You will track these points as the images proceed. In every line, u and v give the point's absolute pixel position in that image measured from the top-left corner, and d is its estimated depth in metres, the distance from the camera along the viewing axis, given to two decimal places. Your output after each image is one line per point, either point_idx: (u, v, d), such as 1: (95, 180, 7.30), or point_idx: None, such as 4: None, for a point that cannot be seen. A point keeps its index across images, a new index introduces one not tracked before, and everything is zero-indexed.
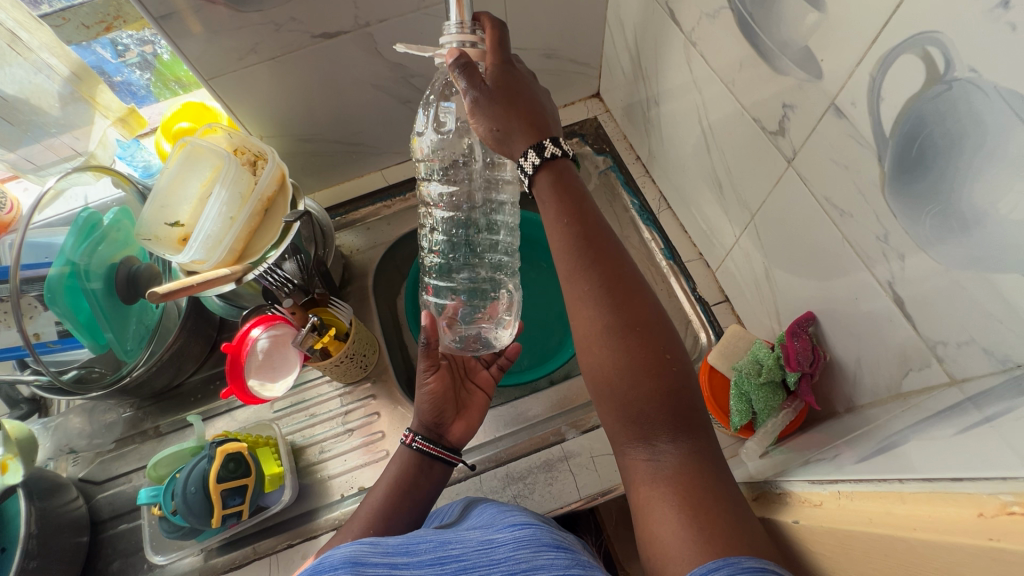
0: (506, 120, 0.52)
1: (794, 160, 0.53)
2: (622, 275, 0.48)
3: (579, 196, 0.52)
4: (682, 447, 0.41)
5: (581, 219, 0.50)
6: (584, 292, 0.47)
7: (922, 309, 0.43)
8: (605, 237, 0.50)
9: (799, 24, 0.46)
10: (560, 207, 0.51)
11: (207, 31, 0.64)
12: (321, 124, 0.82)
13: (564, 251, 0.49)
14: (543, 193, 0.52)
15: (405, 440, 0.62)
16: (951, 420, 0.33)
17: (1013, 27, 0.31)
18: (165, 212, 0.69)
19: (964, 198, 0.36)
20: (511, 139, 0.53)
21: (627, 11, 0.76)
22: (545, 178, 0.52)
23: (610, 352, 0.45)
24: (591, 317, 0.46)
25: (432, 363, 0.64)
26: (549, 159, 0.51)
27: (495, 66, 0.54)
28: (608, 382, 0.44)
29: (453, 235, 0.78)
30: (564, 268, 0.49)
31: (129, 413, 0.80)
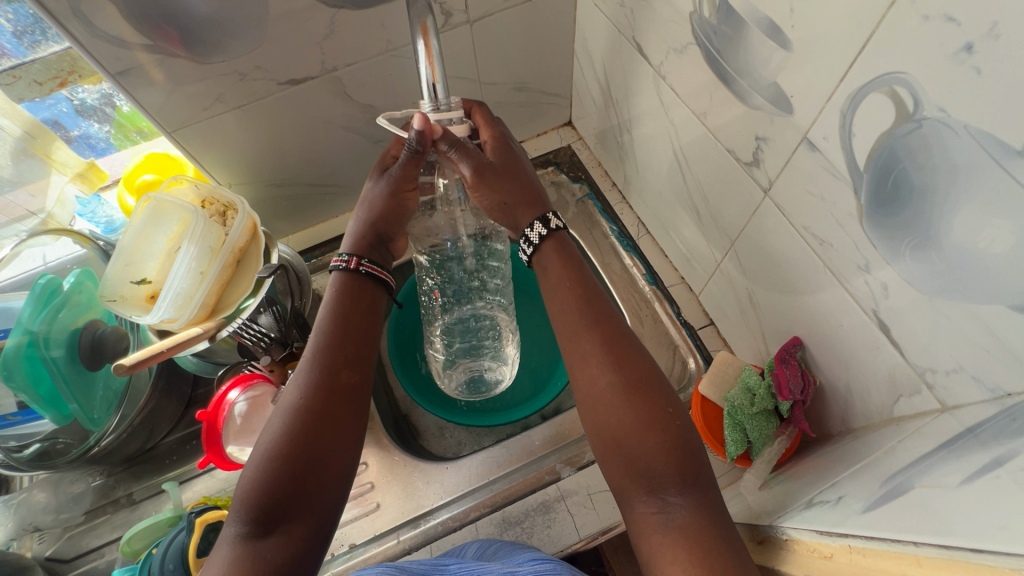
0: (510, 197, 0.57)
1: (770, 191, 0.53)
2: (620, 333, 0.49)
3: (575, 263, 0.55)
4: (691, 500, 0.41)
5: (579, 282, 0.53)
6: (586, 350, 0.49)
7: (909, 337, 0.44)
8: (601, 298, 0.52)
9: (766, 62, 0.47)
10: (561, 273, 0.54)
11: (169, 80, 0.62)
12: (293, 168, 0.80)
13: (568, 313, 0.51)
14: (550, 261, 0.55)
15: (349, 264, 0.61)
16: (953, 460, 0.33)
17: (978, 71, 0.31)
18: (131, 269, 0.66)
19: (942, 232, 0.37)
20: (515, 211, 0.57)
21: (595, 44, 0.77)
22: (549, 248, 0.55)
23: (616, 408, 0.45)
24: (594, 374, 0.47)
25: (400, 179, 0.65)
26: (553, 230, 0.56)
27: (497, 142, 0.60)
28: (614, 439, 0.44)
29: (453, 281, 0.86)
30: (567, 329, 0.51)
31: (99, 481, 0.75)
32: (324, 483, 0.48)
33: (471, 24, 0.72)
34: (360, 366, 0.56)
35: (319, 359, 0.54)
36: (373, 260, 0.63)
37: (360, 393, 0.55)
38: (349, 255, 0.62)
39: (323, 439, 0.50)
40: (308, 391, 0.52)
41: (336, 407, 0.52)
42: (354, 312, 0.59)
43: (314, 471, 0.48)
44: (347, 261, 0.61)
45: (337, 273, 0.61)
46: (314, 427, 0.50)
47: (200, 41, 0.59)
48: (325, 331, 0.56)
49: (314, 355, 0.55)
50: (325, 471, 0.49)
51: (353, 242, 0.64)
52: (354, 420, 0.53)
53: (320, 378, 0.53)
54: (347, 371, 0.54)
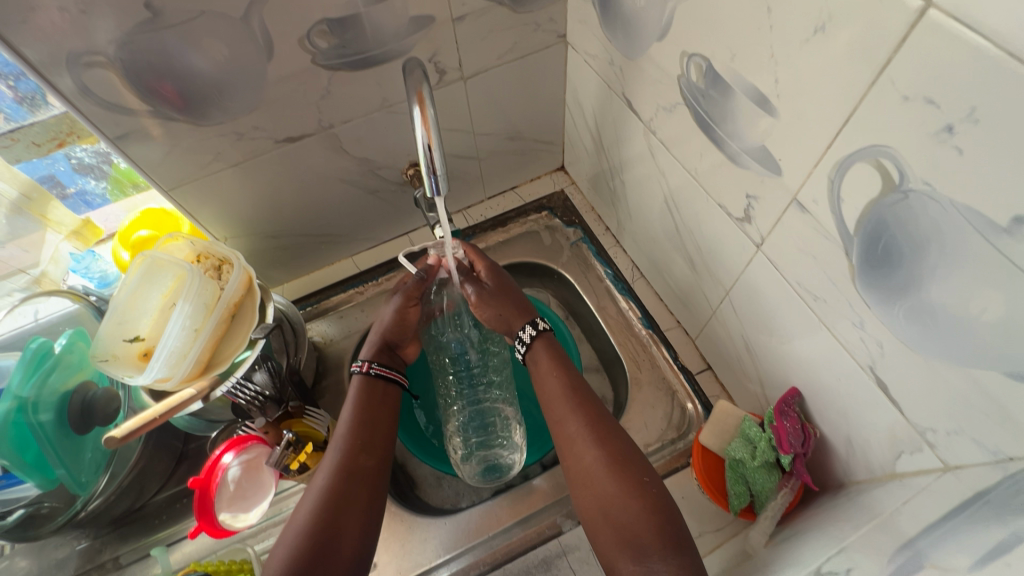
0: (504, 309, 0.74)
1: (762, 246, 0.54)
2: (600, 417, 0.62)
3: (562, 357, 0.70)
4: (671, 563, 0.49)
5: (566, 372, 0.67)
6: (574, 433, 0.61)
7: (907, 395, 0.44)
8: (587, 391, 0.65)
9: (753, 127, 0.48)
10: (550, 364, 0.69)
11: (167, 141, 0.62)
12: (289, 219, 0.80)
13: (557, 401, 0.65)
14: (540, 356, 0.70)
15: (362, 368, 0.70)
16: (964, 535, 0.32)
17: (959, 150, 0.32)
18: (124, 327, 0.66)
19: (935, 298, 0.37)
20: (509, 320, 0.74)
21: (585, 96, 0.79)
22: (541, 345, 0.71)
23: (603, 482, 0.57)
24: (582, 454, 0.60)
25: (408, 297, 0.76)
26: (542, 330, 0.72)
27: (490, 267, 0.77)
28: (602, 511, 0.55)
29: (461, 370, 0.83)
30: (562, 420, 0.63)
31: (85, 544, 0.71)
32: (342, 559, 0.54)
33: (465, 80, 0.74)
34: (377, 450, 0.63)
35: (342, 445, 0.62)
36: (383, 362, 0.71)
37: (374, 476, 0.61)
38: (364, 360, 0.70)
39: (342, 519, 0.56)
40: (332, 471, 0.59)
41: (354, 489, 0.58)
42: (372, 404, 0.66)
43: (332, 550, 0.53)
44: (361, 365, 0.70)
45: (358, 375, 0.69)
46: (334, 508, 0.56)
47: (200, 105, 0.60)
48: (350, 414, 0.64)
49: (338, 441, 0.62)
50: (342, 550, 0.54)
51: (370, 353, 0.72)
52: (371, 498, 0.59)
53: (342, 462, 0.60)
54: (365, 455, 0.61)
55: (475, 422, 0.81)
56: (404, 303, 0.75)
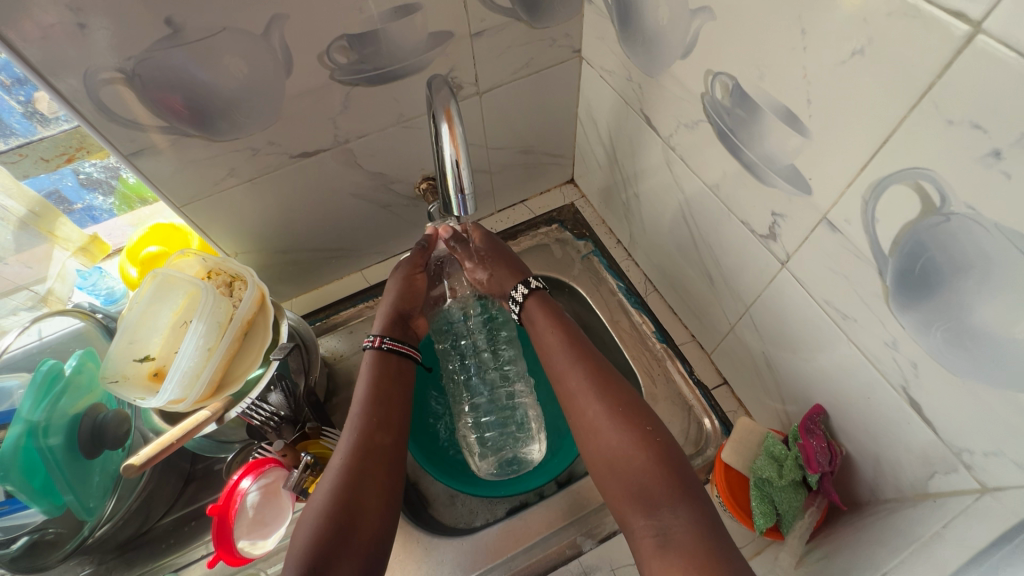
0: (498, 270, 0.79)
1: (788, 263, 0.54)
2: (602, 372, 0.64)
3: (561, 317, 0.72)
4: (682, 514, 0.51)
5: (566, 332, 0.69)
6: (576, 391, 0.63)
7: (942, 416, 0.44)
8: (587, 349, 0.66)
9: (781, 146, 0.48)
10: (551, 326, 0.70)
11: (180, 155, 0.61)
12: (300, 233, 0.79)
13: (561, 362, 0.66)
14: (534, 313, 0.73)
15: (375, 343, 0.70)
16: None
17: (1007, 175, 0.32)
18: (134, 347, 0.64)
19: (976, 320, 0.37)
20: (502, 280, 0.80)
21: (599, 110, 0.79)
22: (534, 303, 0.73)
23: (607, 435, 0.58)
24: (585, 409, 0.61)
25: (412, 266, 0.81)
26: (534, 289, 0.74)
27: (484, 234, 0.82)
28: (609, 463, 0.57)
29: (474, 367, 0.84)
30: (569, 382, 0.64)
31: (88, 571, 0.68)
32: (364, 534, 0.54)
33: (480, 95, 0.74)
34: (391, 427, 0.63)
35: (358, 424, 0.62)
36: (395, 337, 0.72)
37: (391, 453, 0.61)
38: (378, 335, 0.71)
39: (361, 494, 0.56)
40: (349, 450, 0.58)
41: (373, 466, 0.58)
42: (384, 383, 0.66)
43: (354, 525, 0.54)
44: (375, 340, 0.70)
45: (373, 351, 0.70)
46: (353, 484, 0.56)
47: (215, 121, 0.59)
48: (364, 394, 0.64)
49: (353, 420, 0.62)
50: (365, 523, 0.54)
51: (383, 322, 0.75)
52: (390, 476, 0.59)
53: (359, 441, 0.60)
54: (381, 433, 0.61)
55: (490, 413, 0.81)
56: (410, 272, 0.80)
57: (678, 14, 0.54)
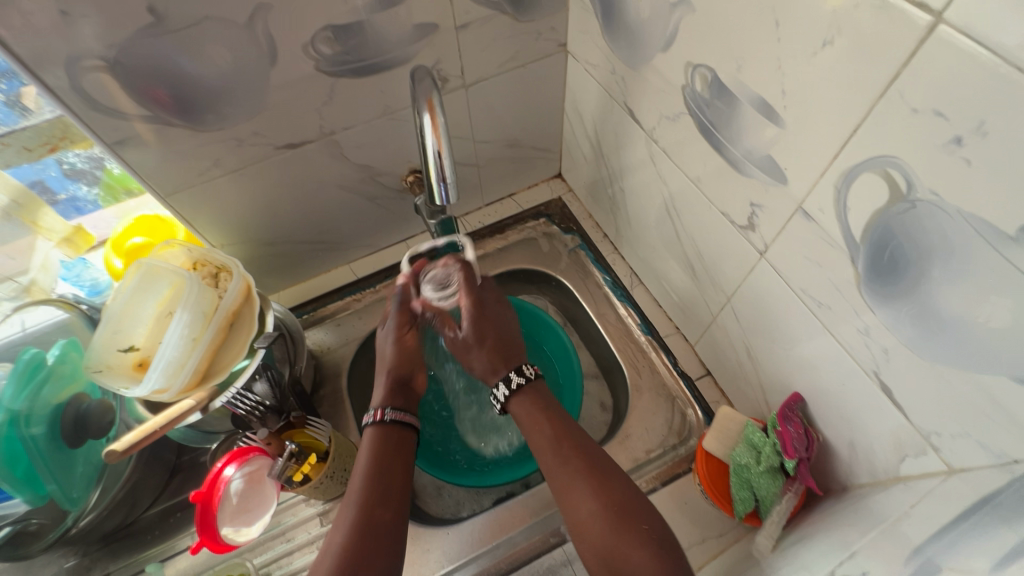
0: (484, 361, 0.68)
1: (766, 253, 0.55)
2: (594, 460, 0.58)
3: (549, 400, 0.65)
4: None
5: (554, 414, 0.63)
6: (567, 479, 0.57)
7: (912, 400, 0.45)
8: (576, 431, 0.61)
9: (758, 136, 0.49)
10: (541, 408, 0.63)
11: (165, 145, 0.61)
12: (287, 226, 0.79)
13: (550, 446, 0.60)
14: (523, 404, 0.64)
15: (376, 416, 0.61)
16: (983, 538, 0.32)
17: (968, 161, 0.33)
18: (118, 337, 0.64)
19: (941, 304, 0.38)
20: (488, 371, 0.68)
21: (585, 104, 0.80)
22: (525, 398, 0.64)
23: (600, 530, 0.53)
24: (577, 500, 0.56)
25: (397, 325, 0.70)
26: (519, 387, 0.65)
27: (473, 305, 0.70)
28: (604, 560, 0.52)
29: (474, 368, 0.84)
30: (548, 454, 0.60)
31: (73, 562, 0.69)
32: None
33: (466, 88, 0.74)
34: (394, 499, 0.56)
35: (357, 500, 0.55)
36: (398, 406, 0.63)
37: (393, 533, 0.54)
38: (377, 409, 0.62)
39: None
40: (347, 531, 0.52)
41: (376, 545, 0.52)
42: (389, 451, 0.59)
43: None
44: (375, 413, 0.62)
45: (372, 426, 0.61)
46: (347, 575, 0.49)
47: (200, 111, 0.59)
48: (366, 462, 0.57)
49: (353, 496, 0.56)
50: None
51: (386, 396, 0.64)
52: (390, 561, 0.52)
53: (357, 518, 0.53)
54: (382, 508, 0.54)
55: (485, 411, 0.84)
56: (398, 330, 0.70)
57: (659, 6, 0.55)
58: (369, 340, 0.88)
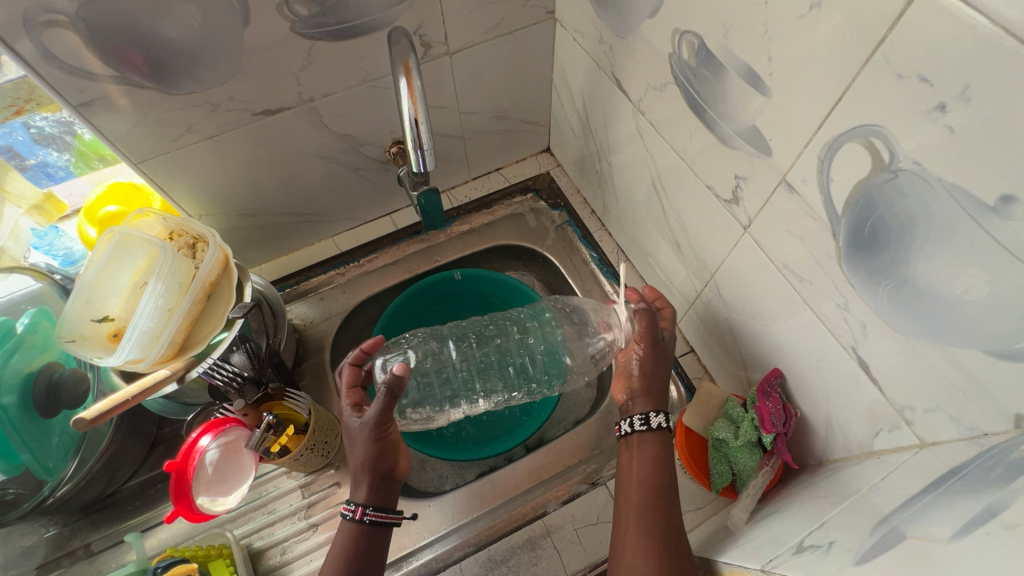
0: (648, 391, 0.63)
1: (749, 228, 0.55)
2: (672, 526, 0.54)
3: (665, 450, 0.60)
4: None
5: (661, 464, 0.59)
6: (636, 529, 0.54)
7: (887, 374, 0.45)
8: (670, 494, 0.57)
9: (744, 105, 0.48)
10: (654, 455, 0.59)
11: (138, 107, 0.59)
12: (266, 197, 0.78)
13: (637, 492, 0.57)
14: (638, 446, 0.60)
15: (354, 514, 0.57)
16: (949, 506, 0.32)
17: (951, 129, 0.32)
18: (92, 307, 0.63)
19: (919, 277, 0.38)
20: (639, 400, 0.63)
21: (573, 75, 0.78)
22: (652, 440, 0.60)
23: None
24: (637, 551, 0.52)
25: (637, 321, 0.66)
26: (661, 427, 0.60)
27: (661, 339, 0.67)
28: None
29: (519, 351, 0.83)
30: (627, 502, 0.57)
31: (53, 532, 0.69)
32: None
33: (451, 55, 0.72)
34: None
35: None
36: (381, 503, 0.58)
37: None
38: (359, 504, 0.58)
39: None
40: None
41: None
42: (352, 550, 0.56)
43: None
44: (354, 510, 0.57)
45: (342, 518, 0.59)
46: None
47: (172, 74, 0.57)
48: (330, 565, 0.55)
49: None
50: None
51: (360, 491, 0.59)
52: None
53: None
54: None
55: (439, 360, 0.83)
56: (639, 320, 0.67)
57: None
58: (353, 314, 0.87)
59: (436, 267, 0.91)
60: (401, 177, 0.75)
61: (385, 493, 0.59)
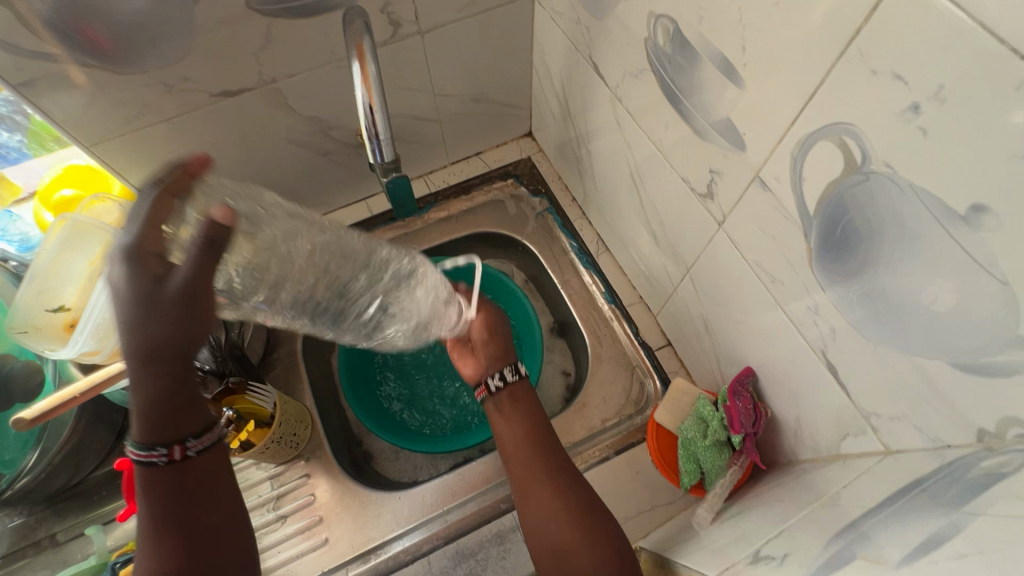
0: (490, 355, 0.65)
1: (724, 224, 0.53)
2: (555, 456, 0.59)
3: (531, 398, 0.63)
4: None
5: (529, 411, 0.62)
6: (526, 460, 0.58)
7: (855, 380, 0.44)
8: (545, 426, 0.61)
9: (718, 97, 0.45)
10: (521, 406, 0.62)
11: (89, 86, 0.56)
12: (233, 181, 0.75)
13: (514, 438, 0.60)
14: (500, 402, 0.62)
15: (172, 454, 0.47)
16: (907, 524, 0.31)
17: (923, 131, 0.30)
18: (45, 296, 0.60)
19: (888, 284, 0.36)
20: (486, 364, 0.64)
21: (552, 57, 0.75)
22: (507, 394, 0.62)
23: (551, 515, 0.55)
24: (536, 486, 0.57)
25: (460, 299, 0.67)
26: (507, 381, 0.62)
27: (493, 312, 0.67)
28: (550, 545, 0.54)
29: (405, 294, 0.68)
30: (509, 442, 0.60)
31: (19, 521, 0.68)
32: None
33: (422, 34, 0.68)
34: (212, 497, 0.49)
35: (156, 534, 0.46)
36: (189, 433, 0.48)
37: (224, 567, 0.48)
38: (171, 441, 0.47)
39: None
40: (156, 557, 0.45)
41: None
42: (176, 485, 0.47)
43: None
44: (168, 451, 0.46)
45: (136, 467, 0.46)
46: (179, 568, 0.45)
47: (120, 52, 0.54)
48: (148, 498, 0.46)
49: (148, 531, 0.46)
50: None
51: (143, 427, 0.47)
52: (231, 554, 0.49)
53: (168, 526, 0.46)
54: (207, 512, 0.48)
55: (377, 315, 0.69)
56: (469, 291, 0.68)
57: None
58: None
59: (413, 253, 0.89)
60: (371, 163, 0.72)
61: (189, 422, 0.48)
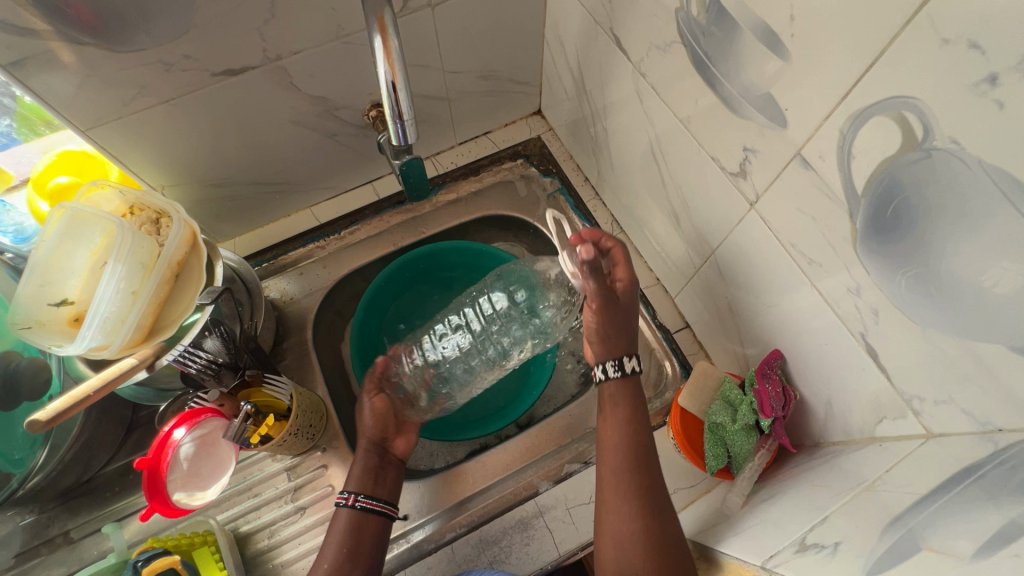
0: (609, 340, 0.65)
1: (757, 204, 0.51)
2: (647, 468, 0.57)
3: (639, 405, 0.62)
4: None
5: (636, 418, 0.60)
6: (617, 465, 0.57)
7: (897, 363, 0.43)
8: (645, 438, 0.59)
9: (759, 71, 0.43)
10: (625, 411, 0.61)
11: (83, 64, 0.52)
12: (237, 166, 0.72)
13: (615, 441, 0.59)
14: (610, 392, 0.63)
15: (347, 501, 0.59)
16: (973, 516, 0.31)
17: (1000, 104, 0.29)
18: (47, 290, 0.58)
19: (945, 265, 0.35)
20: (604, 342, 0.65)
21: (568, 31, 0.72)
22: (615, 386, 0.63)
23: (624, 523, 0.53)
24: (621, 489, 0.56)
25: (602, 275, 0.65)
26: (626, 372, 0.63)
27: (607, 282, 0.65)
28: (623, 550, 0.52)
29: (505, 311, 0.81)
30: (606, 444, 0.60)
31: (30, 519, 0.67)
32: None
33: (433, 7, 0.65)
34: (377, 531, 0.59)
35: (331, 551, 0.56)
36: (372, 493, 0.60)
37: None
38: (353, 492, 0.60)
39: None
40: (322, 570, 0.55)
41: None
42: (353, 528, 0.58)
43: None
44: (348, 497, 0.60)
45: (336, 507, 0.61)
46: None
47: (116, 29, 0.51)
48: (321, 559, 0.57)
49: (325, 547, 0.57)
50: None
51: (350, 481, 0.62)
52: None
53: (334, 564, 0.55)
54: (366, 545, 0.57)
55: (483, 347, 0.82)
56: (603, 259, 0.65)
57: None
58: (335, 290, 0.83)
59: (422, 237, 0.87)
60: (381, 145, 0.70)
61: (380, 488, 0.62)
